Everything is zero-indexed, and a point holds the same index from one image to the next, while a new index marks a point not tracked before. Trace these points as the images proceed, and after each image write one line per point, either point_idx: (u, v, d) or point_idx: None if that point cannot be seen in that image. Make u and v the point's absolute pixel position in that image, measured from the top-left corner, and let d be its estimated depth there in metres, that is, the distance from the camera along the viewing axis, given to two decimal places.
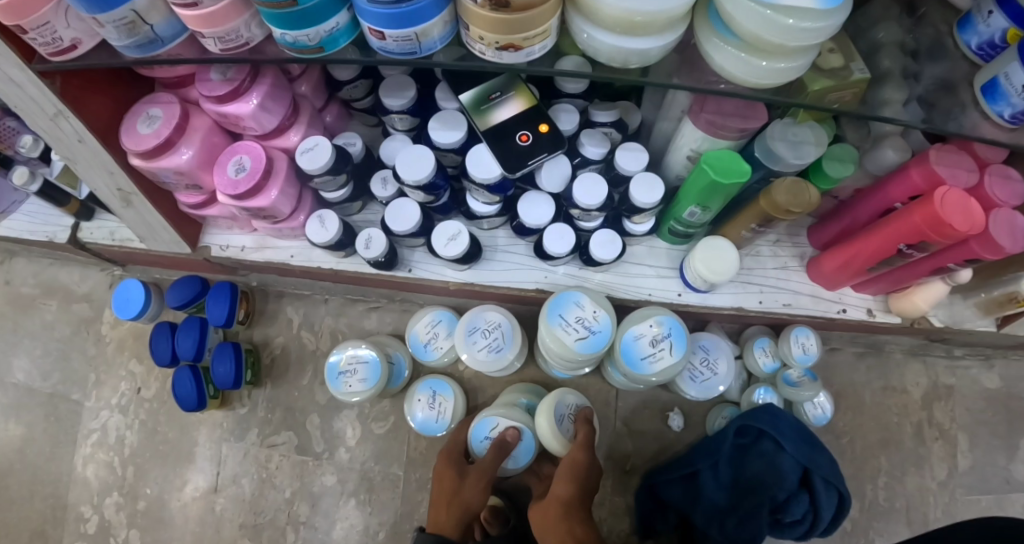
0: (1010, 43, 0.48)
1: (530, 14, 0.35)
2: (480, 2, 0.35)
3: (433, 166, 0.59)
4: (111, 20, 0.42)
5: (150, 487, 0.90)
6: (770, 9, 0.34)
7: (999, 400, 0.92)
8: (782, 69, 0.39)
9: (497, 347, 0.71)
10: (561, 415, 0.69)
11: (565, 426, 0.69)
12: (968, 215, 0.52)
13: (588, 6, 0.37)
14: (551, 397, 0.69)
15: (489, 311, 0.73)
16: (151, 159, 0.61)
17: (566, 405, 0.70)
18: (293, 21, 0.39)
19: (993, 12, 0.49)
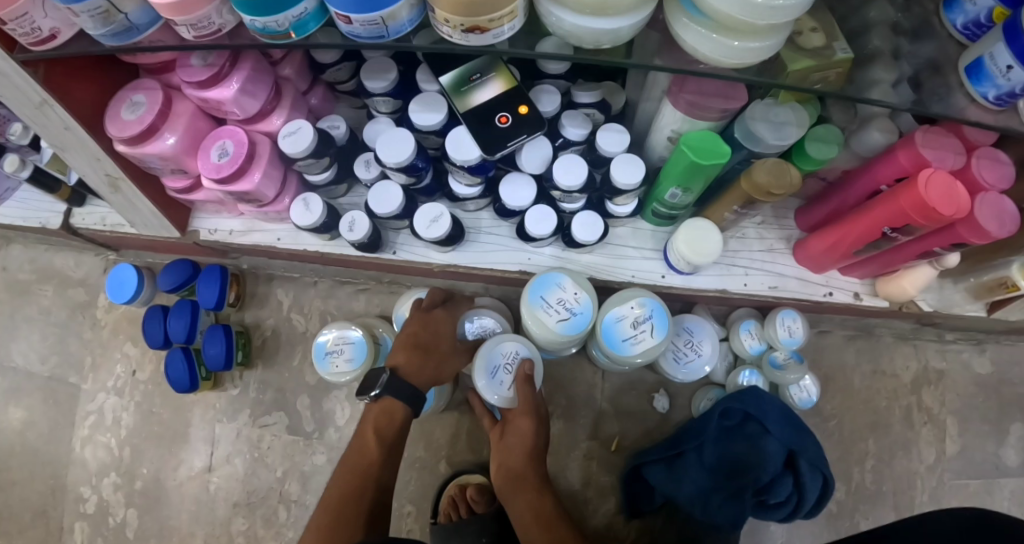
0: (995, 22, 0.48)
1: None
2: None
3: (415, 146, 0.59)
4: (85, 10, 0.43)
5: (146, 467, 0.92)
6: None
7: (989, 384, 0.92)
8: (754, 48, 0.39)
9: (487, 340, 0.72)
10: (495, 368, 0.65)
11: (499, 379, 0.65)
12: (952, 197, 0.52)
13: None
14: (486, 346, 0.66)
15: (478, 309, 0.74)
16: (135, 146, 0.61)
17: (503, 355, 0.66)
18: (260, 6, 0.39)
19: None
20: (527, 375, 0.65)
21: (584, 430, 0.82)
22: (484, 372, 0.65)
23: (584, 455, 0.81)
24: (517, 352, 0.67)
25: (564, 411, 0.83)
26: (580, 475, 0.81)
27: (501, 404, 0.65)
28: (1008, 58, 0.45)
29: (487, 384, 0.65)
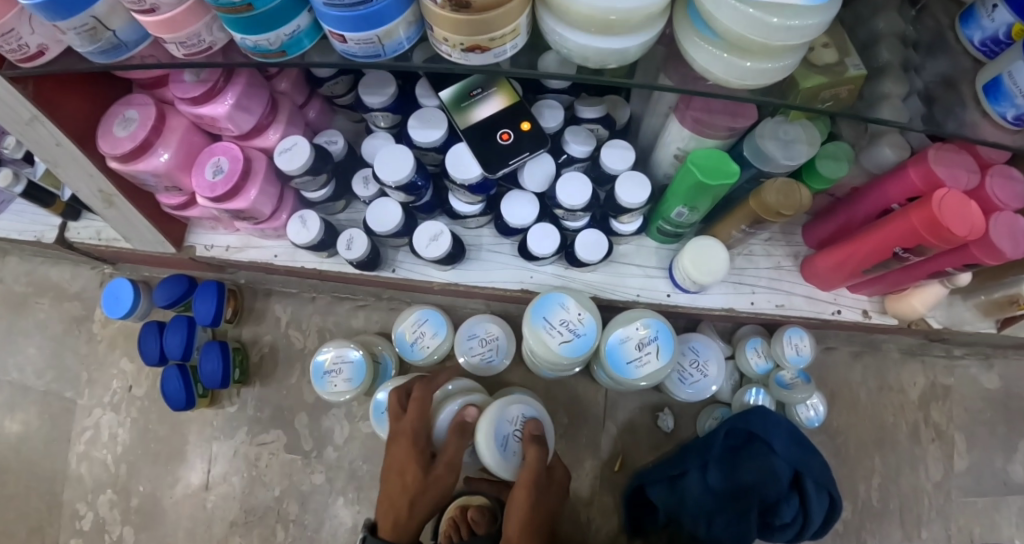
0: (1014, 39, 0.46)
1: (494, 14, 0.34)
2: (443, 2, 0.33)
3: (413, 164, 0.58)
4: (72, 27, 0.42)
5: (142, 485, 0.90)
6: (753, 7, 0.32)
7: (999, 400, 0.90)
8: (767, 69, 0.37)
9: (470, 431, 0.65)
10: (505, 438, 0.63)
11: (512, 450, 0.63)
12: (967, 217, 0.50)
13: (557, 6, 0.35)
14: (489, 418, 0.62)
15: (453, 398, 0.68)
16: (127, 163, 0.60)
17: (510, 423, 0.64)
18: (251, 25, 0.37)
19: (997, 6, 0.46)
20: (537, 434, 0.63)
21: (586, 450, 0.80)
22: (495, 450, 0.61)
23: (586, 476, 0.80)
24: (522, 415, 0.65)
25: (565, 430, 0.81)
26: (583, 493, 0.79)
27: (514, 472, 0.62)
28: None
29: (495, 454, 0.61)
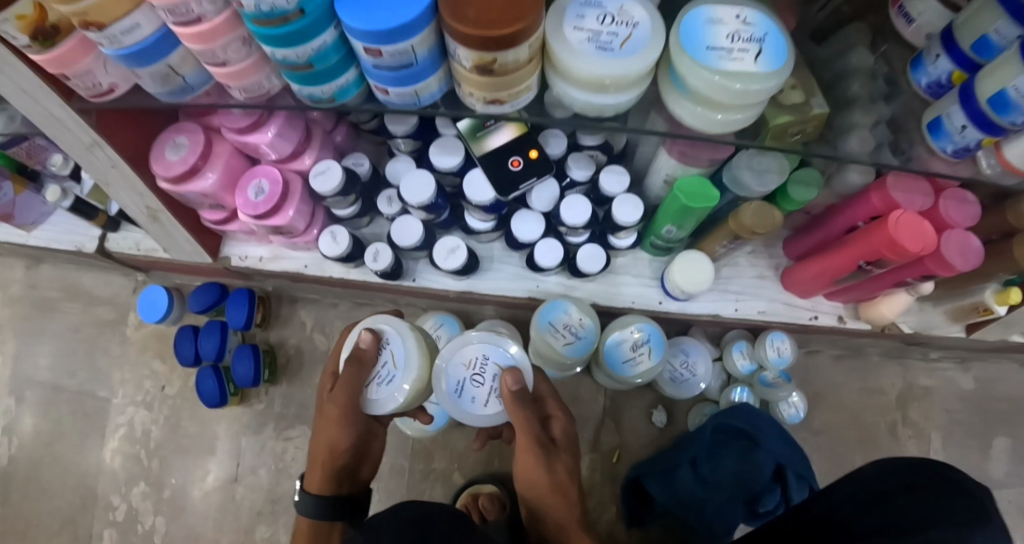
0: (954, 84, 0.54)
1: (512, 76, 0.42)
2: (469, 68, 0.41)
3: (434, 187, 0.65)
4: (149, 72, 0.49)
5: (174, 477, 0.97)
6: (719, 76, 0.40)
7: (974, 400, 0.98)
8: (737, 120, 0.45)
9: (391, 374, 0.53)
10: (460, 385, 0.55)
11: (470, 396, 0.55)
12: (920, 235, 0.58)
13: (562, 71, 0.42)
14: (441, 364, 0.56)
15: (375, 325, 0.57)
16: (178, 184, 0.67)
17: (466, 366, 0.56)
18: (310, 80, 0.45)
19: (939, 56, 0.54)
20: (514, 389, 0.53)
21: (587, 444, 0.87)
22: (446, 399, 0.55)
23: (587, 468, 0.87)
24: (486, 357, 0.57)
25: None
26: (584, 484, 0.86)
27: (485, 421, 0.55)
28: (962, 117, 0.51)
29: (453, 404, 0.55)
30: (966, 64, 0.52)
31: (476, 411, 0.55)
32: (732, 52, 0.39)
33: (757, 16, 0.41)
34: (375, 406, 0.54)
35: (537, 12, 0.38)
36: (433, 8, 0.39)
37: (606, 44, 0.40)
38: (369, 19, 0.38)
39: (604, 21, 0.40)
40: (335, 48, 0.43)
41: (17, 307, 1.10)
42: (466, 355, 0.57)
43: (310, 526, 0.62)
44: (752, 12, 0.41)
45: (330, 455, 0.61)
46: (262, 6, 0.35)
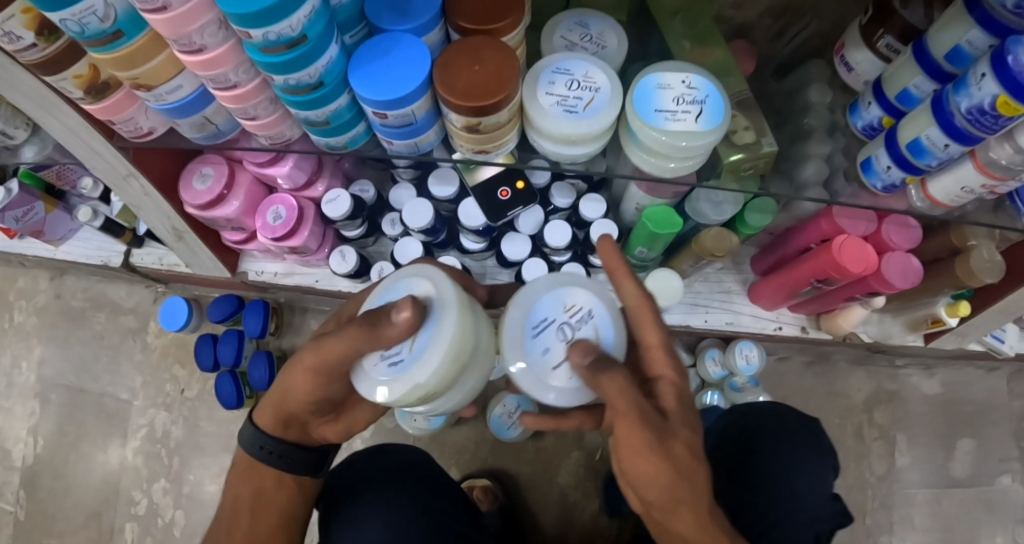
0: (884, 127, 0.61)
1: (495, 133, 0.50)
2: (459, 127, 0.50)
3: (432, 213, 0.74)
4: (187, 122, 0.57)
5: (193, 474, 1.05)
6: (666, 135, 0.48)
7: (937, 403, 1.06)
8: (686, 168, 0.53)
9: (401, 356, 0.42)
10: (539, 331, 0.46)
11: (542, 349, 0.45)
12: (862, 257, 0.67)
13: (538, 129, 0.51)
14: (523, 297, 0.47)
15: (414, 287, 0.44)
16: (204, 210, 0.75)
17: (556, 309, 0.47)
18: (327, 133, 0.54)
19: (871, 103, 0.61)
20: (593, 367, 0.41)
21: (573, 442, 0.96)
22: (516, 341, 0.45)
23: (573, 464, 0.95)
24: (586, 307, 0.47)
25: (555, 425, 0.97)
26: (570, 480, 0.95)
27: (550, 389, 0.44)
28: (887, 160, 0.59)
29: (521, 353, 0.45)
30: (894, 111, 0.59)
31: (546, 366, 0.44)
32: (676, 114, 0.48)
33: (700, 81, 0.49)
34: (363, 381, 0.43)
35: (515, 83, 0.47)
36: (429, 81, 0.48)
37: (572, 107, 0.49)
38: (376, 90, 0.47)
39: (572, 87, 0.49)
40: (348, 108, 0.52)
41: (43, 315, 1.18)
42: (548, 294, 0.47)
43: (248, 461, 0.57)
44: (696, 77, 0.49)
45: (286, 398, 0.53)
46: (290, 81, 0.46)
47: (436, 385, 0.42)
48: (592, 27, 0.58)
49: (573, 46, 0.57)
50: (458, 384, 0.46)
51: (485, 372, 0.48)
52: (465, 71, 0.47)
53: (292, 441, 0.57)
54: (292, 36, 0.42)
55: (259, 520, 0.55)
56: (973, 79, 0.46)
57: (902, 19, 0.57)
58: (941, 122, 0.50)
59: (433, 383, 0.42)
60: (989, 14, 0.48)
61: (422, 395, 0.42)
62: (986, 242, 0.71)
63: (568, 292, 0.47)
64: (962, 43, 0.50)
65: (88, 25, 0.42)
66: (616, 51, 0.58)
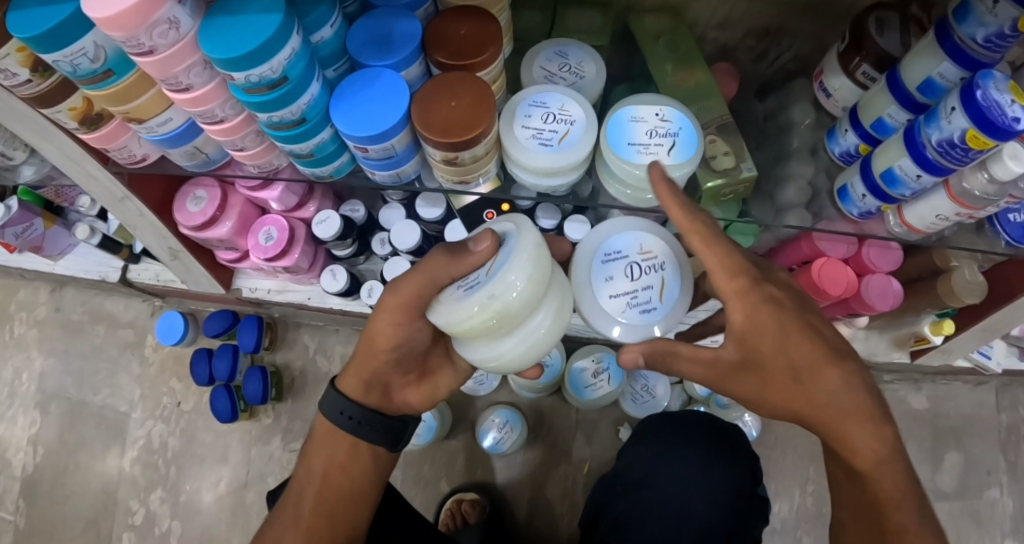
0: (861, 154, 0.59)
1: (474, 164, 0.52)
2: (439, 160, 0.52)
3: (420, 233, 0.76)
4: (179, 151, 0.59)
5: (188, 485, 1.07)
6: (639, 169, 0.49)
7: (924, 418, 1.07)
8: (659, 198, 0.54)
9: (480, 280, 0.45)
10: (613, 259, 0.52)
11: (608, 273, 0.52)
12: (840, 281, 0.70)
13: (515, 163, 0.52)
14: (612, 226, 0.54)
15: (496, 228, 0.50)
16: (198, 231, 0.77)
17: (637, 248, 0.52)
18: (313, 164, 0.56)
19: (848, 130, 0.59)
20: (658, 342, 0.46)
21: (561, 456, 0.97)
22: (592, 251, 0.53)
23: (562, 478, 0.96)
24: (661, 264, 0.52)
25: (545, 440, 0.98)
26: (558, 494, 0.96)
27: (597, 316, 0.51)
28: (862, 188, 0.58)
29: (591, 261, 0.53)
30: (869, 139, 0.57)
31: (602, 287, 0.51)
32: (648, 148, 0.49)
33: (674, 113, 0.50)
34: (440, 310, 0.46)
35: (491, 118, 0.49)
36: (407, 115, 0.50)
37: (547, 140, 0.51)
38: (356, 126, 0.49)
39: (547, 121, 0.51)
40: (332, 140, 0.55)
41: (43, 328, 1.20)
42: (623, 244, 0.53)
43: (330, 426, 0.58)
44: (669, 110, 0.50)
45: (369, 351, 0.55)
46: (274, 118, 0.48)
47: (512, 300, 0.43)
48: (571, 56, 0.60)
49: (550, 76, 0.59)
50: (528, 325, 0.47)
51: (556, 329, 0.48)
52: (442, 107, 0.48)
53: (371, 406, 0.58)
54: (273, 77, 0.44)
55: (329, 486, 0.56)
56: (943, 112, 0.46)
57: (876, 45, 0.54)
58: (913, 153, 0.50)
59: (511, 296, 0.44)
60: (959, 47, 0.46)
61: (500, 315, 0.44)
62: (970, 261, 0.72)
63: (644, 236, 0.53)
64: (934, 74, 0.48)
65: (79, 66, 0.44)
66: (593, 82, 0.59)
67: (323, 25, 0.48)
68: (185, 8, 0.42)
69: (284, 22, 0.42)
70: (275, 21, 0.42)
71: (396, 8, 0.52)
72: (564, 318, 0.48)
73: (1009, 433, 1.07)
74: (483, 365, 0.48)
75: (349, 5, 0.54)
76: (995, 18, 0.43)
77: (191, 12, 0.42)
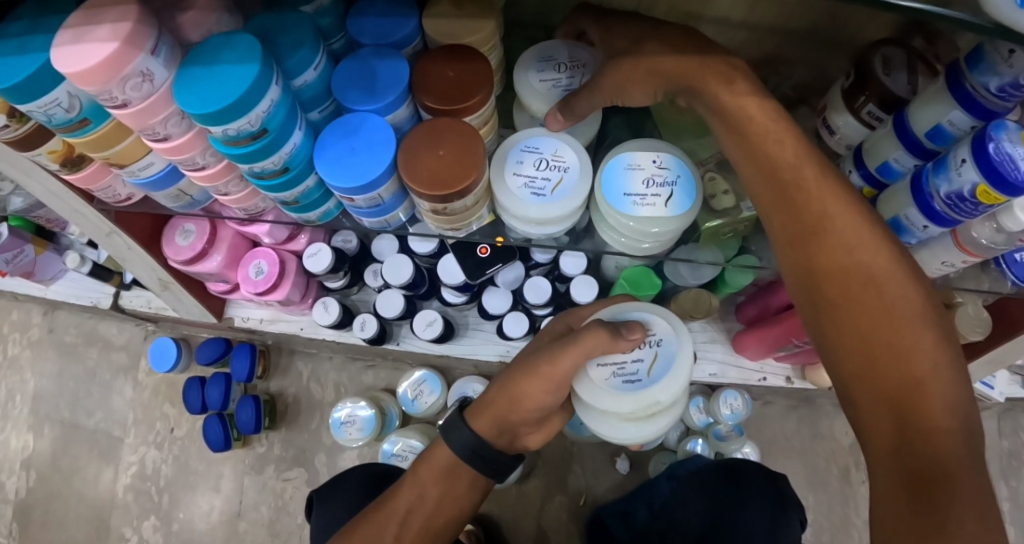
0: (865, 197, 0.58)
1: (462, 213, 0.52)
2: (427, 210, 0.51)
3: (413, 268, 0.75)
4: (163, 194, 0.58)
5: (182, 512, 1.06)
6: (634, 221, 0.49)
7: None
8: (649, 247, 0.54)
9: (638, 376, 0.55)
10: (542, 66, 0.53)
11: (541, 70, 0.53)
12: None
13: (506, 212, 0.52)
14: (548, 42, 0.54)
15: (645, 320, 0.57)
16: (187, 265, 0.76)
17: (567, 57, 0.53)
18: (299, 209, 0.56)
19: (851, 171, 0.57)
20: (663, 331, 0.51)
21: (557, 486, 0.97)
22: (524, 64, 0.53)
23: (557, 508, 0.97)
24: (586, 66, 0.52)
25: (541, 471, 0.98)
26: (553, 525, 0.96)
27: (528, 78, 0.52)
28: None
29: (526, 65, 0.53)
30: (875, 183, 0.56)
31: (535, 79, 0.52)
32: (645, 198, 0.49)
33: (671, 160, 0.50)
34: (600, 385, 0.55)
35: (480, 168, 0.48)
36: (394, 165, 0.49)
37: (540, 189, 0.50)
38: (344, 177, 0.48)
39: (540, 168, 0.50)
40: (317, 187, 0.54)
41: (36, 349, 1.18)
42: (563, 50, 0.53)
43: (449, 461, 0.57)
44: (667, 157, 0.50)
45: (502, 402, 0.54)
46: (255, 169, 0.47)
47: (661, 402, 0.55)
48: (559, 56, 0.53)
49: (555, 85, 0.52)
50: (653, 411, 0.58)
51: (669, 420, 0.60)
52: (429, 157, 0.47)
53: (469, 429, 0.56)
54: (252, 130, 0.43)
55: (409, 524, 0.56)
56: (952, 163, 0.45)
57: (882, 86, 0.52)
58: (920, 203, 0.50)
59: (663, 398, 0.56)
60: (972, 94, 0.45)
61: (646, 408, 0.56)
62: (974, 297, 0.71)
63: (577, 48, 0.53)
64: (943, 122, 0.47)
65: (53, 116, 0.43)
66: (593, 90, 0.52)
67: (306, 69, 0.47)
68: (158, 59, 0.40)
69: (262, 72, 0.41)
70: (252, 72, 0.41)
71: (381, 47, 0.50)
72: (677, 411, 0.60)
73: (1011, 460, 1.05)
74: (601, 432, 0.59)
75: (333, 43, 0.52)
76: (1010, 67, 0.42)
77: (164, 63, 0.41)
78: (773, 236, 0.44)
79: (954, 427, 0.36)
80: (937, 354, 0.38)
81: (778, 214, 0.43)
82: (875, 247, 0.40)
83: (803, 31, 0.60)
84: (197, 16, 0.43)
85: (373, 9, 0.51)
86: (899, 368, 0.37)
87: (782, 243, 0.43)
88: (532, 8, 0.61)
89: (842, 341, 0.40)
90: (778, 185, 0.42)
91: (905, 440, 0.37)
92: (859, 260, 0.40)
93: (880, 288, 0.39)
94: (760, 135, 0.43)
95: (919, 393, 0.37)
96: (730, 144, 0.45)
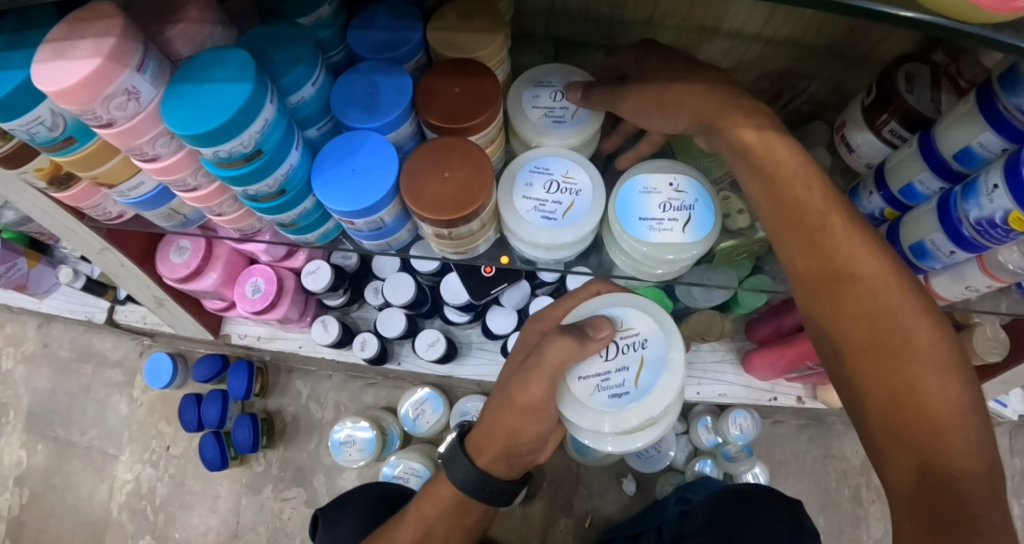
0: (888, 219, 0.55)
1: (466, 238, 0.49)
2: (431, 235, 0.49)
3: (415, 286, 0.73)
4: (155, 213, 0.55)
5: (177, 532, 1.03)
6: (648, 247, 0.46)
7: None
8: (661, 273, 0.51)
9: (625, 388, 0.50)
10: (536, 91, 0.50)
11: (537, 94, 0.50)
12: None
13: (512, 235, 0.49)
14: (543, 68, 0.52)
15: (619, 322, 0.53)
16: (182, 283, 0.73)
17: (562, 82, 0.51)
18: (296, 232, 0.54)
19: (871, 193, 0.54)
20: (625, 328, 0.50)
21: (562, 508, 0.95)
22: (518, 91, 0.51)
23: (561, 532, 0.94)
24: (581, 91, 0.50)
25: (544, 492, 0.96)
26: None
27: (522, 104, 0.50)
28: None
29: (521, 90, 0.51)
30: (897, 204, 0.53)
31: (530, 104, 0.50)
32: (662, 223, 0.47)
33: (688, 183, 0.48)
34: (581, 400, 0.50)
35: (486, 191, 0.45)
36: (395, 187, 0.47)
37: (550, 212, 0.48)
38: (342, 200, 0.46)
39: (550, 191, 0.48)
40: (315, 209, 0.52)
41: (30, 364, 1.15)
42: (556, 75, 0.51)
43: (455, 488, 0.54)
44: (683, 179, 0.48)
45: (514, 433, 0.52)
46: (250, 191, 0.45)
47: (654, 415, 0.50)
48: (557, 83, 0.50)
49: (546, 112, 0.50)
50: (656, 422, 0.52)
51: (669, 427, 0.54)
52: (432, 181, 0.45)
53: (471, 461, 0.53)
54: (245, 151, 0.41)
55: None
56: (983, 188, 0.43)
57: (906, 103, 0.50)
58: (947, 228, 0.47)
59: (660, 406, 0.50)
60: (1004, 115, 0.42)
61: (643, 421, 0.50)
62: (992, 319, 0.69)
63: (573, 74, 0.51)
64: (973, 144, 0.44)
65: (36, 134, 0.40)
66: (587, 119, 0.50)
67: (303, 85, 0.44)
68: (146, 76, 0.38)
69: (255, 91, 0.38)
70: (245, 91, 0.38)
71: (384, 61, 0.48)
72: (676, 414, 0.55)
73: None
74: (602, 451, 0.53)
75: (333, 56, 0.50)
76: None
77: (152, 80, 0.39)
78: (790, 273, 0.40)
79: (977, 470, 0.34)
80: (962, 400, 0.35)
81: (800, 256, 0.39)
82: (900, 289, 0.37)
83: (821, 44, 0.57)
84: (188, 28, 0.41)
85: (375, 21, 0.49)
86: (917, 410, 0.35)
87: (799, 281, 0.40)
88: (538, 20, 0.59)
89: (861, 379, 0.37)
90: (802, 231, 0.39)
91: (926, 487, 0.35)
92: (886, 303, 0.36)
93: (904, 330, 0.36)
94: (787, 179, 0.39)
95: (940, 439, 0.35)
96: (753, 186, 0.41)
